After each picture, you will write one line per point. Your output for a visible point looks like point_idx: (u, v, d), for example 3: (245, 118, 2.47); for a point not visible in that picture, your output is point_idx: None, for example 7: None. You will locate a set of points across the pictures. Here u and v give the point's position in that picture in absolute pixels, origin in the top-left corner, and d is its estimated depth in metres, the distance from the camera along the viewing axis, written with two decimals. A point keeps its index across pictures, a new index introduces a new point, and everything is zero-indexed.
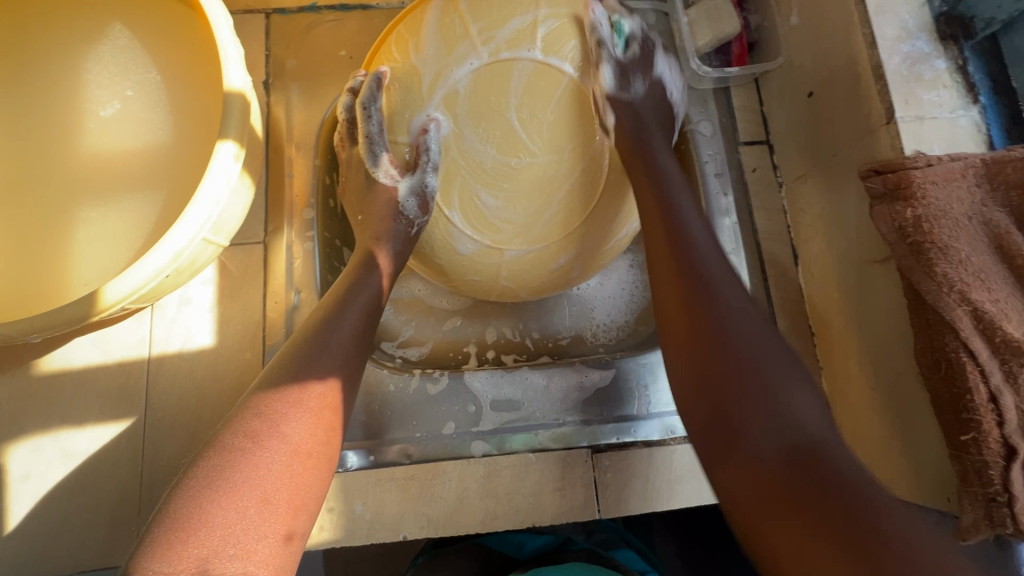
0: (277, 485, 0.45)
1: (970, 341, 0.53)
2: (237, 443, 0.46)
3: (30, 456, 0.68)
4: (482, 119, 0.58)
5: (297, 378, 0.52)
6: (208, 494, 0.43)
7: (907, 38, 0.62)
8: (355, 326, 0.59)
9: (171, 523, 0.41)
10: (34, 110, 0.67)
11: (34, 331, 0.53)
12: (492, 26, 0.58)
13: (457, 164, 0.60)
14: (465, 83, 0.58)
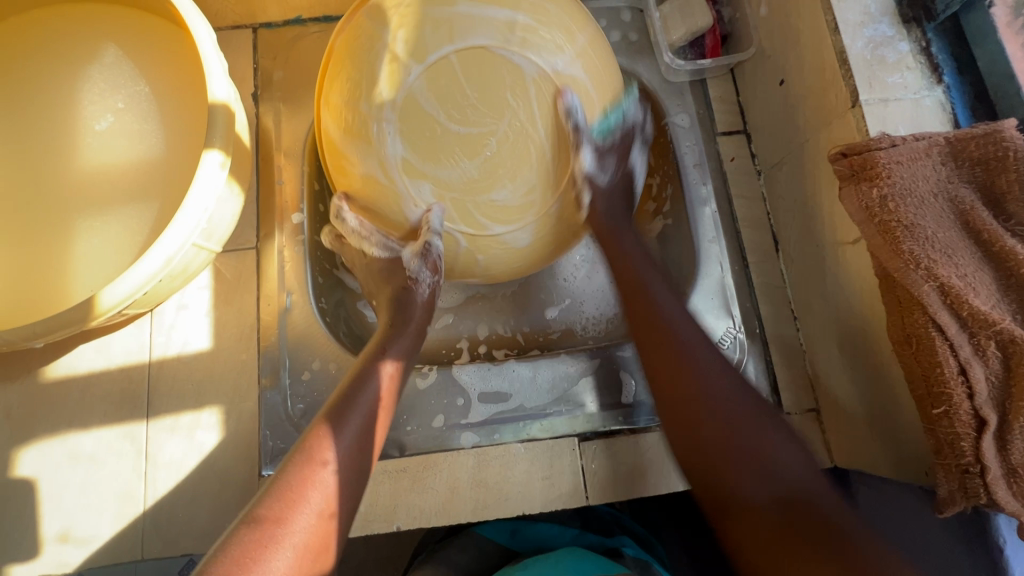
0: (339, 499, 0.51)
1: (938, 316, 0.54)
2: (315, 454, 0.51)
3: (40, 459, 0.71)
4: (440, 120, 0.56)
5: (364, 394, 0.58)
6: (297, 499, 0.47)
7: (870, 22, 0.63)
8: (405, 352, 0.66)
9: (270, 523, 0.45)
10: (36, 130, 0.70)
11: (36, 336, 0.56)
12: (411, 37, 0.56)
13: (431, 178, 0.58)
14: (397, 92, 0.56)
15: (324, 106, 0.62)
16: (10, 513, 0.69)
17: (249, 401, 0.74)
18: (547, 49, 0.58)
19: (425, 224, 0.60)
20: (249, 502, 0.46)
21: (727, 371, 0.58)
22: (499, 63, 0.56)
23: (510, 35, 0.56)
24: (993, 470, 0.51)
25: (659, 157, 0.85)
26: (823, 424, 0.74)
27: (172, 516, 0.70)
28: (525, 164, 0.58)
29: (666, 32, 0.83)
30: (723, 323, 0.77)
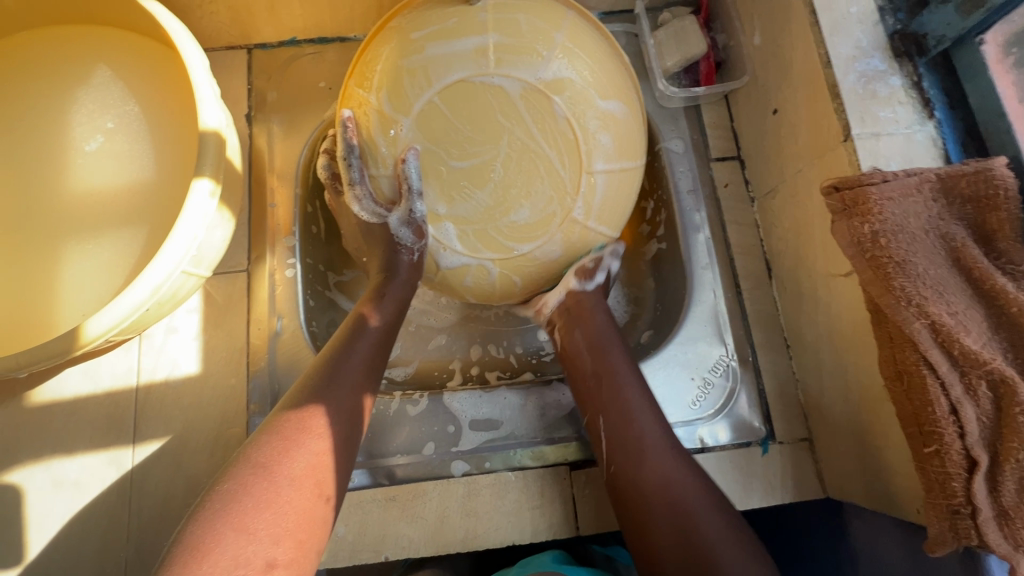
0: (286, 510, 0.50)
1: (930, 354, 0.53)
2: (250, 471, 0.51)
3: (23, 485, 0.70)
4: (453, 153, 0.66)
5: (311, 402, 0.58)
6: (221, 518, 0.47)
7: (862, 56, 0.63)
8: (367, 353, 0.66)
9: (187, 546, 0.46)
10: (25, 152, 0.70)
11: (20, 367, 0.56)
12: (398, 95, 0.65)
13: (441, 187, 0.68)
14: (429, 109, 0.65)
15: (348, 103, 0.69)
16: None
17: (237, 427, 0.73)
18: (525, 58, 0.64)
19: (403, 172, 0.67)
20: (181, 524, 0.48)
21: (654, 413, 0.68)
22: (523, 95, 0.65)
23: (485, 61, 0.64)
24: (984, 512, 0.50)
25: (653, 181, 0.87)
26: (815, 454, 0.73)
27: (156, 545, 0.69)
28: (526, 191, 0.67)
29: (661, 59, 0.83)
30: (715, 351, 0.77)
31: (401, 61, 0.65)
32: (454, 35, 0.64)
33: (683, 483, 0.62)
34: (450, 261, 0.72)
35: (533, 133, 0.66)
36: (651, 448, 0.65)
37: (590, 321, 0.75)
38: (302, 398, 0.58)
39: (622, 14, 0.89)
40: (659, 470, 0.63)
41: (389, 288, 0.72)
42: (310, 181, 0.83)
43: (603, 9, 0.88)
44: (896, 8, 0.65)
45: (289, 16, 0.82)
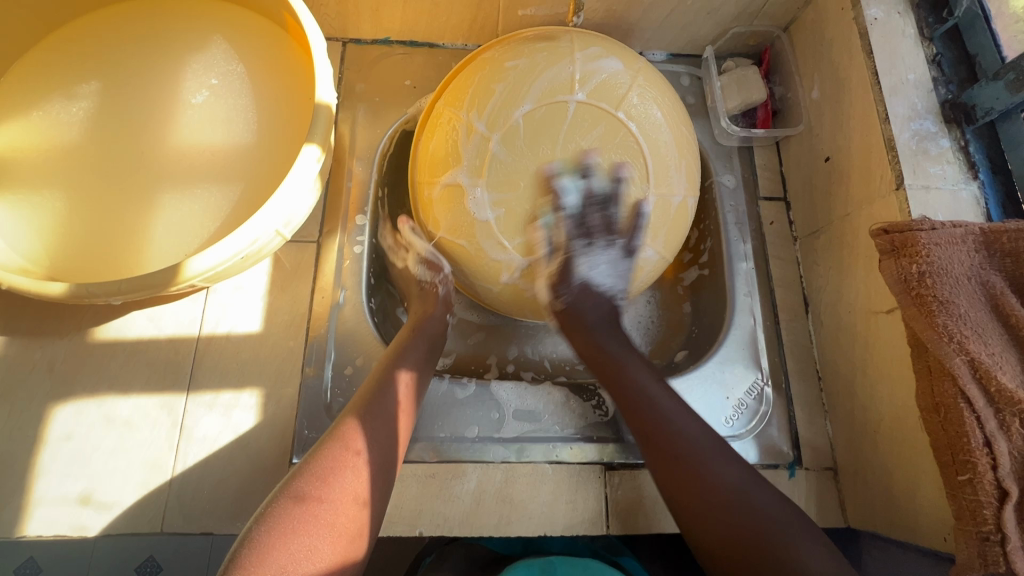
0: (351, 496, 0.54)
1: (968, 389, 0.58)
2: (323, 457, 0.55)
3: (74, 417, 0.71)
4: (530, 165, 0.63)
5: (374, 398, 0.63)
6: (297, 500, 0.51)
7: (917, 117, 0.70)
8: (421, 359, 0.70)
9: (268, 522, 0.50)
10: (135, 103, 0.74)
11: (118, 294, 0.58)
12: (478, 113, 0.65)
13: (507, 208, 0.65)
14: (507, 130, 0.64)
15: (435, 119, 0.72)
16: (34, 470, 0.69)
17: (290, 388, 0.75)
18: (610, 93, 0.65)
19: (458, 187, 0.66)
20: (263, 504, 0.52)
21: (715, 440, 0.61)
22: (608, 122, 0.64)
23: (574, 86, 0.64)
24: (1013, 541, 0.54)
25: (702, 212, 0.92)
26: (839, 484, 0.76)
27: (196, 492, 0.70)
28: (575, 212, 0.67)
29: (724, 100, 0.91)
30: (752, 374, 0.81)
31: (487, 84, 0.66)
32: (542, 65, 0.66)
33: (717, 465, 0.59)
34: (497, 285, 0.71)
35: (609, 159, 0.65)
36: (708, 476, 0.58)
37: (602, 357, 0.70)
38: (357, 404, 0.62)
39: (689, 57, 0.97)
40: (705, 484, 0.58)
41: (430, 306, 0.76)
42: (385, 168, 0.88)
43: (671, 50, 0.96)
44: (948, 79, 0.72)
45: (389, 18, 0.89)
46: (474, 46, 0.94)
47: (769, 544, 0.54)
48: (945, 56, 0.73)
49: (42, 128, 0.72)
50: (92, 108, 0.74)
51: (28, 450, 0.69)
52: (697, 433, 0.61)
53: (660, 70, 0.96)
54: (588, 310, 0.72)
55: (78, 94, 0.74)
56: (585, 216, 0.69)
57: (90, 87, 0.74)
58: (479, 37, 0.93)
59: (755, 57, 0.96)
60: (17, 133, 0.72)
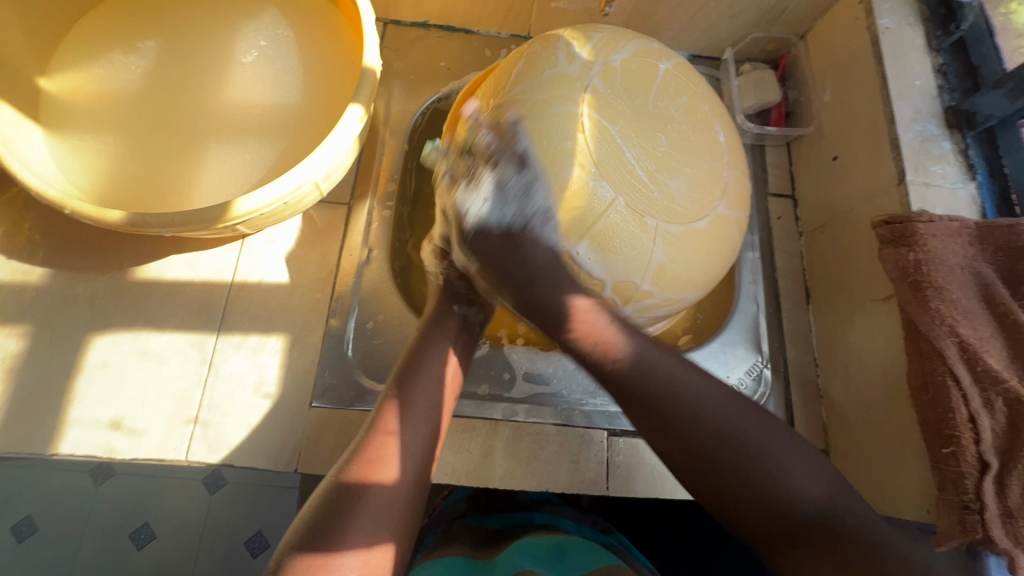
0: (383, 507, 0.55)
1: (955, 368, 0.61)
2: (354, 471, 0.56)
3: (111, 348, 0.75)
4: (627, 107, 0.62)
5: (396, 412, 0.61)
6: (333, 517, 0.52)
7: (921, 120, 0.75)
8: (445, 376, 0.67)
9: (307, 536, 0.51)
10: (189, 60, 0.79)
11: (170, 226, 0.63)
12: (563, 77, 0.62)
13: (607, 142, 0.60)
14: (604, 73, 0.63)
15: (507, 67, 0.68)
16: (71, 393, 0.73)
17: (314, 335, 0.79)
18: (687, 73, 0.68)
19: (555, 111, 0.61)
20: (299, 519, 0.54)
21: (698, 376, 0.58)
22: (689, 92, 0.66)
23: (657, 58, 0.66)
24: (991, 509, 0.57)
25: None
26: (830, 464, 0.80)
27: (220, 425, 0.73)
28: (688, 175, 0.62)
29: (740, 100, 0.96)
30: (752, 356, 0.84)
31: (553, 57, 0.64)
32: (629, 34, 0.68)
33: (715, 401, 0.56)
34: (584, 257, 0.62)
35: (697, 126, 0.64)
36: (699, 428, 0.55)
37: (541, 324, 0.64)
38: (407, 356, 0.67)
39: (709, 59, 1.02)
40: (693, 415, 0.55)
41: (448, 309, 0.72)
42: (415, 142, 0.93)
43: (693, 51, 1.01)
44: (952, 88, 0.77)
45: (429, 3, 0.94)
46: (506, 36, 0.99)
47: (714, 439, 0.54)
48: (950, 67, 0.78)
49: (102, 76, 0.77)
50: (150, 63, 0.79)
51: (67, 375, 0.74)
52: (678, 369, 0.58)
53: None
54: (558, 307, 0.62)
55: (139, 49, 0.79)
56: (506, 211, 0.63)
57: (150, 44, 0.79)
58: (512, 27, 0.98)
59: (772, 63, 1.01)
60: (77, 79, 0.76)
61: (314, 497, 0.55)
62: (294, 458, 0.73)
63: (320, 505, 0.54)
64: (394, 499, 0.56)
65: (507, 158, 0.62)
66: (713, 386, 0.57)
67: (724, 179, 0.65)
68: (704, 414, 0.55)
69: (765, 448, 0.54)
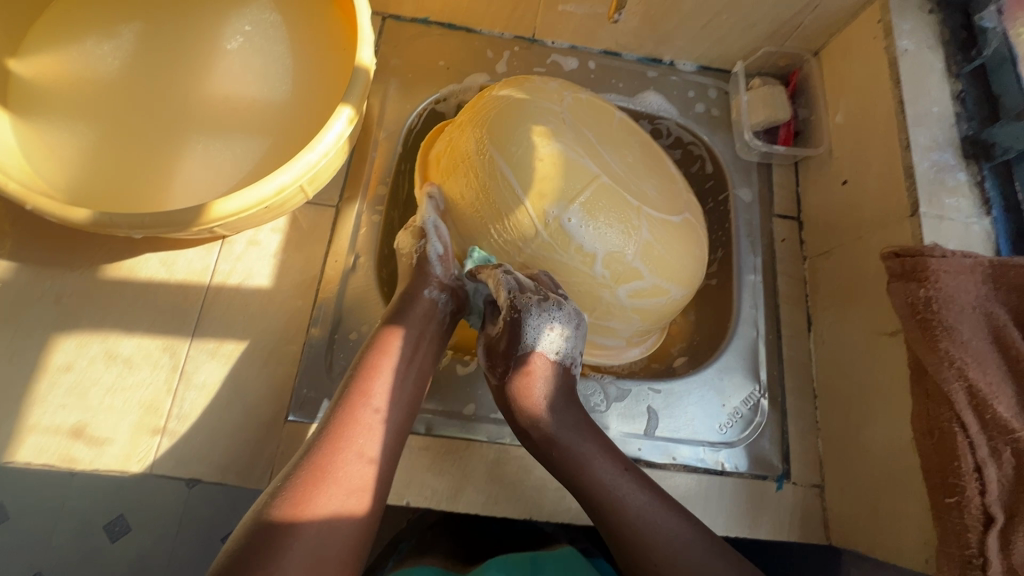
0: (333, 530, 0.51)
1: (963, 414, 0.59)
2: (299, 490, 0.52)
3: (77, 350, 0.71)
4: (597, 122, 0.70)
5: (351, 425, 0.58)
6: (272, 542, 0.49)
7: (937, 148, 0.72)
8: (410, 387, 0.64)
9: (244, 563, 0.47)
10: (173, 48, 0.75)
11: (140, 227, 0.58)
12: (539, 93, 0.69)
13: (585, 138, 0.67)
14: (574, 96, 0.70)
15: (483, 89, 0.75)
16: (31, 397, 0.69)
17: (293, 345, 0.75)
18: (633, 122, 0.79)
19: (541, 107, 0.67)
20: (233, 539, 0.49)
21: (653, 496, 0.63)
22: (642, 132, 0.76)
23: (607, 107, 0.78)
24: (994, 565, 0.54)
25: (715, 223, 0.93)
26: (824, 501, 0.77)
27: (190, 437, 0.70)
28: (653, 179, 0.70)
29: (749, 116, 0.92)
30: (749, 385, 0.81)
31: (532, 83, 0.71)
32: None
33: (664, 520, 0.61)
34: (576, 227, 0.64)
35: (651, 150, 0.74)
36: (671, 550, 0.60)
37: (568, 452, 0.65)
38: (367, 370, 0.62)
39: (718, 71, 0.99)
40: (665, 548, 0.60)
41: (416, 304, 0.68)
42: (409, 145, 0.89)
43: (702, 62, 0.97)
44: (970, 116, 0.74)
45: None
46: (510, 36, 0.95)
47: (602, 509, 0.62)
48: (970, 94, 0.75)
49: (77, 61, 0.72)
50: (130, 48, 0.74)
51: (28, 378, 0.69)
52: (641, 500, 0.62)
53: (689, 80, 0.98)
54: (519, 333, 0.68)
55: (119, 34, 0.74)
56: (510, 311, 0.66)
57: (131, 28, 0.75)
58: (517, 28, 0.94)
59: (783, 78, 0.98)
60: (51, 62, 0.72)
61: (246, 523, 0.50)
62: (267, 474, 0.70)
63: (253, 537, 0.49)
64: (337, 533, 0.52)
65: (491, 140, 0.65)
66: (680, 519, 0.62)
67: (681, 193, 0.74)
68: (627, 507, 0.62)
69: (639, 509, 0.61)
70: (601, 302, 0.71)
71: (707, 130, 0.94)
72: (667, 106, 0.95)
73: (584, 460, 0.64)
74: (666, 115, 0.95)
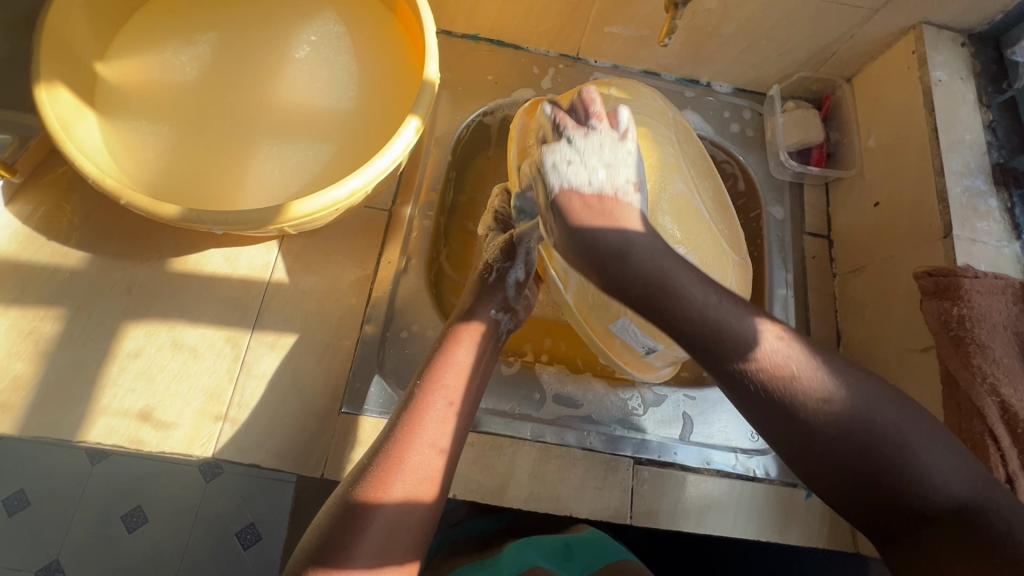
0: (403, 514, 0.55)
1: (995, 427, 0.62)
2: (372, 478, 0.56)
3: (145, 338, 0.75)
4: (687, 160, 0.76)
5: (418, 416, 0.60)
6: (349, 524, 0.53)
7: (969, 174, 0.76)
8: (474, 380, 0.66)
9: (328, 541, 0.52)
10: (245, 57, 0.79)
11: (223, 224, 0.62)
12: (652, 120, 0.75)
13: (683, 174, 0.73)
14: (676, 131, 0.77)
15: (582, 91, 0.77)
16: (102, 381, 0.72)
17: (347, 341, 0.79)
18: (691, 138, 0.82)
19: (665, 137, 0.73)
20: (319, 522, 0.55)
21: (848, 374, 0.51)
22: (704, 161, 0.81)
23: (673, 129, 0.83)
24: None
25: (748, 238, 0.96)
26: None
27: (251, 424, 0.73)
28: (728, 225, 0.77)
29: (783, 137, 0.96)
30: None
31: (643, 96, 0.77)
32: None
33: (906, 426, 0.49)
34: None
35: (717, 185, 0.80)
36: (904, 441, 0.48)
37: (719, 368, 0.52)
38: (446, 363, 0.65)
39: (753, 93, 1.03)
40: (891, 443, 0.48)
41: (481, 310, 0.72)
42: (456, 155, 0.94)
43: (738, 84, 1.02)
44: (1000, 145, 0.78)
45: (483, 16, 0.94)
46: (555, 54, 0.99)
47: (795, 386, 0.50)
48: (1000, 124, 0.79)
49: (159, 67, 0.77)
50: (206, 56, 0.79)
51: (100, 362, 0.73)
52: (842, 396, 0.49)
53: (724, 101, 1.02)
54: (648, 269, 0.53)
55: (195, 42, 0.79)
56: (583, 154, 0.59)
57: (207, 37, 0.80)
58: (562, 46, 0.98)
59: (815, 102, 1.02)
60: (133, 67, 0.76)
61: (329, 508, 0.55)
62: (321, 462, 0.73)
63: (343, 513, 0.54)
64: (407, 517, 0.55)
65: None
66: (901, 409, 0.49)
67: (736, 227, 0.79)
68: (810, 383, 0.50)
69: (875, 423, 0.48)
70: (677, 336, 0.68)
71: (741, 149, 0.98)
72: (704, 125, 0.99)
73: (825, 410, 0.49)
74: (703, 134, 0.98)
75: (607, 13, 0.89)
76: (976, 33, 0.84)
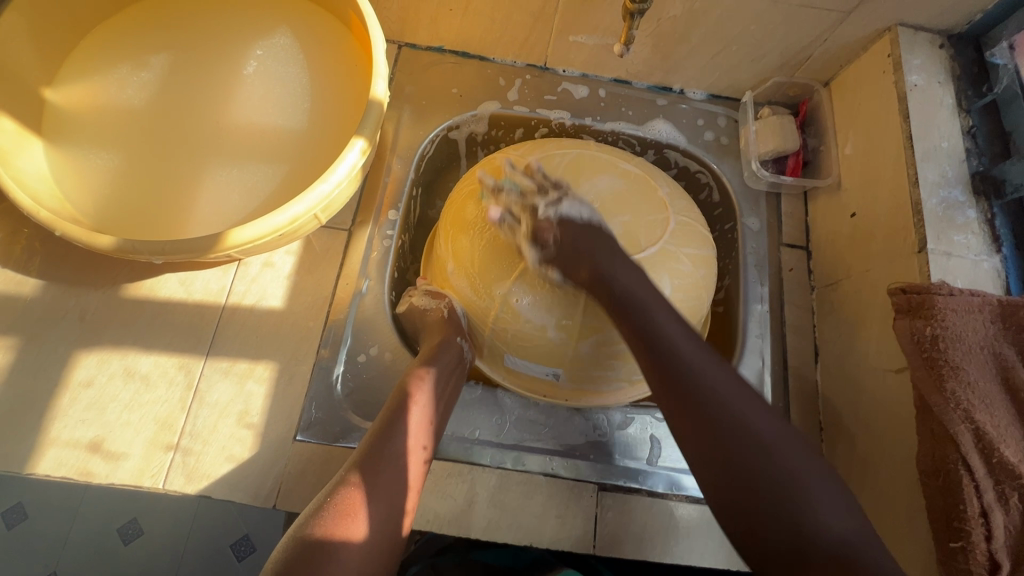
0: (361, 559, 0.54)
1: (969, 457, 0.58)
2: (332, 521, 0.54)
3: (97, 366, 0.74)
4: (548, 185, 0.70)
5: (376, 456, 0.60)
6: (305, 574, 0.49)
7: (946, 185, 0.72)
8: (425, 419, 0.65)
9: None
10: (197, 78, 0.78)
11: (161, 253, 0.61)
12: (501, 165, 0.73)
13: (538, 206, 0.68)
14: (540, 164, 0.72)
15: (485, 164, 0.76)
16: (54, 412, 0.72)
17: (303, 366, 0.77)
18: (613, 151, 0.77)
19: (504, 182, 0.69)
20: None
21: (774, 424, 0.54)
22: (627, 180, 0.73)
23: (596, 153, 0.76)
24: None
25: (724, 252, 0.93)
26: None
27: (203, 453, 0.72)
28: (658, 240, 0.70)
29: (757, 145, 0.92)
30: None
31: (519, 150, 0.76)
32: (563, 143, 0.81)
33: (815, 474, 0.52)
34: (524, 306, 0.68)
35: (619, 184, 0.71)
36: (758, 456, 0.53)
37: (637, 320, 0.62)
38: (403, 397, 0.65)
39: (728, 99, 0.99)
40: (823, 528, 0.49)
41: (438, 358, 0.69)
42: (421, 171, 0.92)
43: (712, 90, 0.98)
44: (981, 152, 0.75)
45: (445, 28, 0.92)
46: (522, 65, 0.97)
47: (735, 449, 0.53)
48: (980, 129, 0.75)
49: (109, 90, 0.76)
50: (158, 79, 0.78)
51: (51, 393, 0.72)
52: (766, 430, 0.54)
53: (698, 108, 0.99)
54: (638, 293, 0.61)
55: (149, 64, 0.78)
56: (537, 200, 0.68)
57: (160, 58, 0.79)
58: (529, 57, 0.96)
59: (794, 108, 0.98)
60: (83, 91, 0.75)
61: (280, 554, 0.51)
62: (274, 493, 0.71)
63: (326, 504, 0.55)
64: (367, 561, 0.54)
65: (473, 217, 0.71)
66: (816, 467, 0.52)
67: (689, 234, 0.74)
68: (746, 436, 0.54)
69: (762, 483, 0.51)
70: (565, 360, 0.70)
71: (715, 157, 0.95)
72: (676, 134, 0.95)
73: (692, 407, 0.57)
74: (674, 143, 0.95)
75: (570, 22, 0.87)
76: (956, 34, 0.80)
